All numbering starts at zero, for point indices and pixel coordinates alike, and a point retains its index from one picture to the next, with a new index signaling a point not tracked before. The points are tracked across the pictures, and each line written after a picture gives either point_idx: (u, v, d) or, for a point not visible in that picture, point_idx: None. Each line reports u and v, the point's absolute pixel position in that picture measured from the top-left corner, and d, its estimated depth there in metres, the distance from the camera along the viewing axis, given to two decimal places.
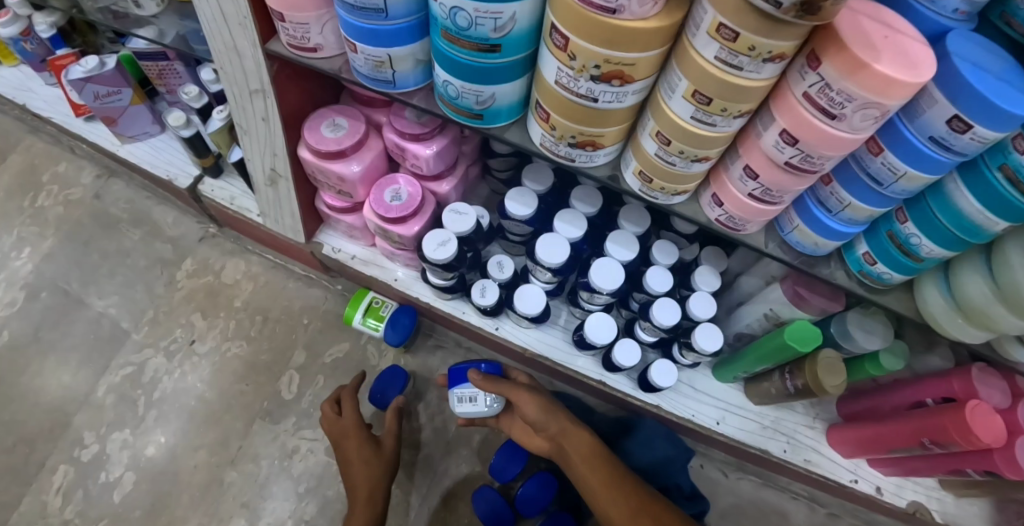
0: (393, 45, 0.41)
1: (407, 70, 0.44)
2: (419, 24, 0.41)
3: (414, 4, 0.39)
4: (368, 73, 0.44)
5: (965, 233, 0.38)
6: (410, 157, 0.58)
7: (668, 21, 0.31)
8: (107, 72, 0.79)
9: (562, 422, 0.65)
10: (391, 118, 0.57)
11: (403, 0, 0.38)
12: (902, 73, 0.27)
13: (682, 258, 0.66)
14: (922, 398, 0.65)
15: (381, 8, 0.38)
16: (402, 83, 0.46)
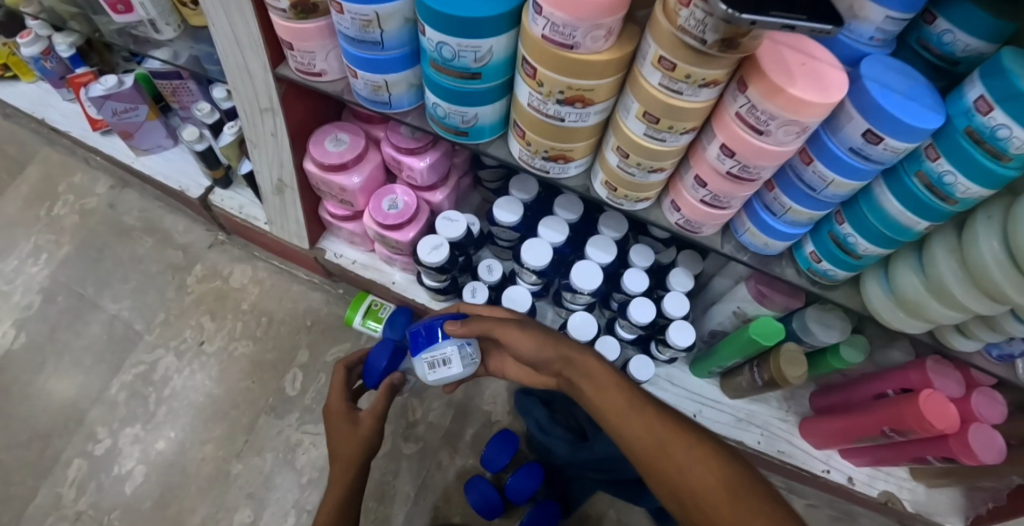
0: (389, 72, 0.47)
1: (402, 92, 0.50)
2: (411, 53, 0.46)
3: (407, 36, 0.44)
4: (367, 95, 0.50)
5: (893, 232, 0.44)
6: (406, 169, 0.64)
7: (618, 54, 0.36)
8: (125, 90, 0.85)
9: (566, 353, 0.61)
10: (388, 134, 0.63)
11: (397, 33, 0.44)
12: (812, 95, 0.33)
13: (660, 261, 0.71)
14: (884, 389, 0.69)
15: (378, 41, 0.44)
16: (397, 104, 0.51)
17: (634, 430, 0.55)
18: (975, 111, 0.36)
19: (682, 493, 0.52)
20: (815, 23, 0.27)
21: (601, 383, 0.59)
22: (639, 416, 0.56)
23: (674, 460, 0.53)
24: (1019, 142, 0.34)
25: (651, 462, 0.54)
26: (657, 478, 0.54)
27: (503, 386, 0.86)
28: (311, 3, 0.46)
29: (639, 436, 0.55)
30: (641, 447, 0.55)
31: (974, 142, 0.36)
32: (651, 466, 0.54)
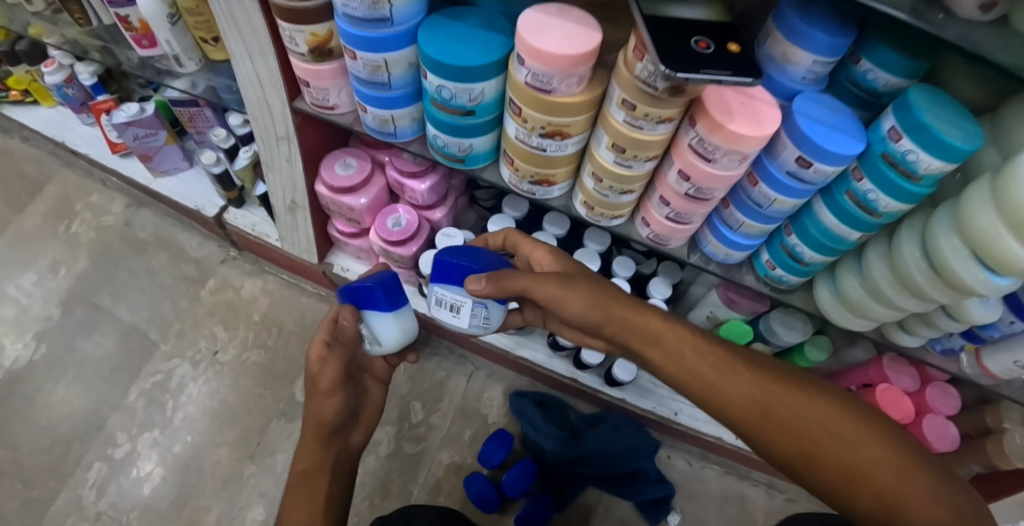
0: (395, 108, 0.54)
1: (406, 125, 0.57)
2: (414, 92, 0.54)
3: (410, 78, 0.52)
4: (375, 127, 0.58)
5: (832, 242, 0.50)
6: (409, 191, 0.71)
7: (589, 96, 0.44)
8: (146, 117, 0.92)
9: (628, 316, 0.53)
10: (392, 159, 0.70)
11: (402, 76, 0.51)
12: (748, 130, 0.40)
13: (641, 272, 0.77)
14: (848, 385, 0.76)
15: (386, 83, 0.51)
16: (401, 134, 0.58)
17: (722, 391, 0.48)
18: (889, 138, 0.42)
19: (798, 457, 0.45)
20: (739, 76, 0.34)
21: (674, 348, 0.51)
22: (725, 375, 0.49)
23: (781, 421, 0.46)
24: (925, 164, 0.41)
25: (750, 426, 0.47)
26: (761, 443, 0.47)
27: (500, 389, 0.92)
28: (328, 48, 0.54)
29: (729, 398, 0.48)
30: (735, 412, 0.48)
31: (890, 164, 0.43)
32: (754, 430, 0.47)
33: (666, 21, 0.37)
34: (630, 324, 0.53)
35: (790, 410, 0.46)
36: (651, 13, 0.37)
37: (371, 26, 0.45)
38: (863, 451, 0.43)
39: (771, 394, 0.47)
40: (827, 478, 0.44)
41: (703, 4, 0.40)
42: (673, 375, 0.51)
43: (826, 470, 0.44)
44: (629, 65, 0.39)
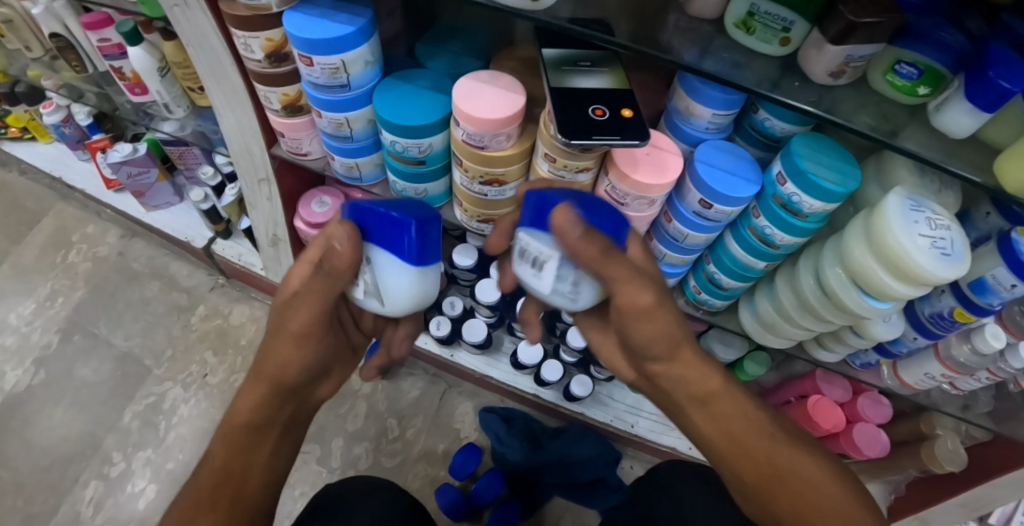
0: (358, 156, 0.62)
1: (370, 170, 0.65)
2: (375, 143, 0.61)
3: (370, 132, 0.59)
4: (343, 172, 0.65)
5: (743, 271, 0.57)
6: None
7: (519, 149, 0.51)
8: (139, 157, 0.99)
9: (690, 369, 0.53)
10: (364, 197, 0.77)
11: (363, 130, 0.58)
12: (650, 180, 0.47)
13: None
14: (788, 396, 0.83)
15: (348, 136, 0.58)
16: (367, 178, 0.66)
17: (751, 460, 0.53)
18: (777, 182, 0.49)
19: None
20: (627, 140, 0.42)
21: (721, 410, 0.53)
22: (762, 447, 0.52)
23: (796, 501, 0.51)
24: (807, 204, 0.47)
25: (766, 498, 0.52)
26: (768, 512, 0.53)
27: (470, 405, 0.99)
28: (298, 105, 0.62)
29: (757, 470, 0.52)
30: (758, 484, 0.53)
31: (780, 205, 0.49)
32: (766, 500, 0.53)
33: (571, 92, 0.45)
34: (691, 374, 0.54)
35: (808, 492, 0.51)
36: (559, 86, 0.45)
37: (334, 92, 0.52)
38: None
39: (798, 475, 0.51)
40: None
41: (606, 70, 0.47)
42: (711, 434, 0.54)
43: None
44: (544, 126, 0.47)
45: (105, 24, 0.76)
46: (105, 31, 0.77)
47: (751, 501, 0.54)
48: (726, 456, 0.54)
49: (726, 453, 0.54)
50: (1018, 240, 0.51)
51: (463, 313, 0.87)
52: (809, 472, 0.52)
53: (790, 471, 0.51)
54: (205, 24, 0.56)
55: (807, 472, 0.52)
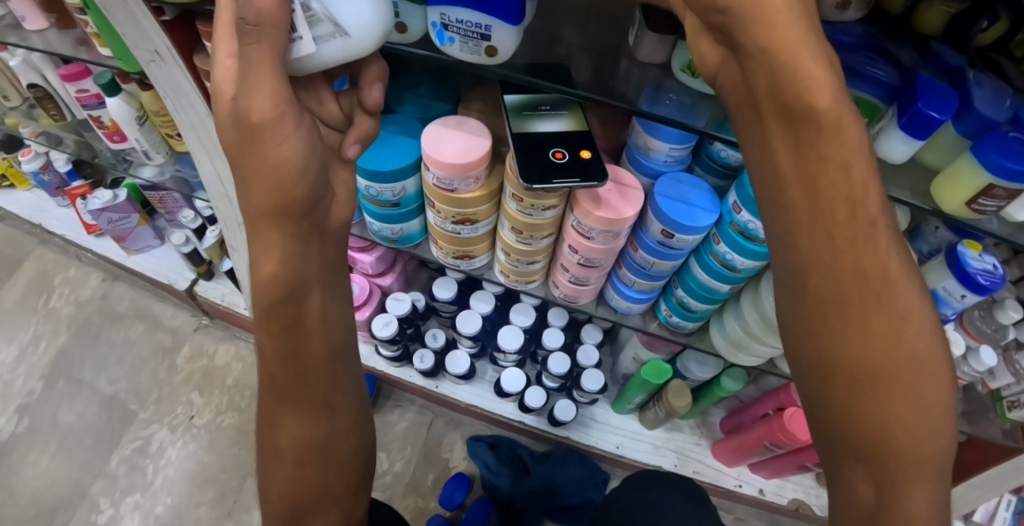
0: None
1: None
2: None
3: None
4: None
5: (711, 294, 0.59)
6: (359, 262, 0.79)
7: (487, 190, 0.54)
8: (119, 202, 1.00)
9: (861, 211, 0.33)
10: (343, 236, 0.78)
11: None
12: (612, 214, 0.49)
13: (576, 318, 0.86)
14: (766, 410, 0.83)
15: None
16: None
17: (890, 406, 0.33)
18: (733, 211, 0.49)
19: (878, 506, 0.35)
20: (587, 182, 0.46)
21: (870, 306, 0.33)
22: (914, 384, 0.33)
23: (913, 463, 0.33)
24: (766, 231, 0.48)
25: (870, 452, 0.34)
26: (852, 464, 0.35)
27: (457, 435, 1.01)
28: None
29: (889, 419, 0.33)
30: (879, 430, 0.33)
31: (738, 232, 0.50)
32: (865, 449, 0.34)
33: (532, 137, 0.48)
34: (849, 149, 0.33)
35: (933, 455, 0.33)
36: (520, 131, 0.48)
37: None
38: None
39: (941, 431, 0.33)
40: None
41: (565, 113, 0.50)
42: (843, 348, 0.34)
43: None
44: (509, 169, 0.50)
45: (82, 76, 0.78)
46: (83, 82, 0.79)
47: (835, 445, 0.36)
48: (851, 383, 0.34)
49: (855, 373, 0.33)
50: (964, 253, 0.55)
51: (446, 345, 0.90)
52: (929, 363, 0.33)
53: (932, 426, 0.33)
54: (183, 80, 0.59)
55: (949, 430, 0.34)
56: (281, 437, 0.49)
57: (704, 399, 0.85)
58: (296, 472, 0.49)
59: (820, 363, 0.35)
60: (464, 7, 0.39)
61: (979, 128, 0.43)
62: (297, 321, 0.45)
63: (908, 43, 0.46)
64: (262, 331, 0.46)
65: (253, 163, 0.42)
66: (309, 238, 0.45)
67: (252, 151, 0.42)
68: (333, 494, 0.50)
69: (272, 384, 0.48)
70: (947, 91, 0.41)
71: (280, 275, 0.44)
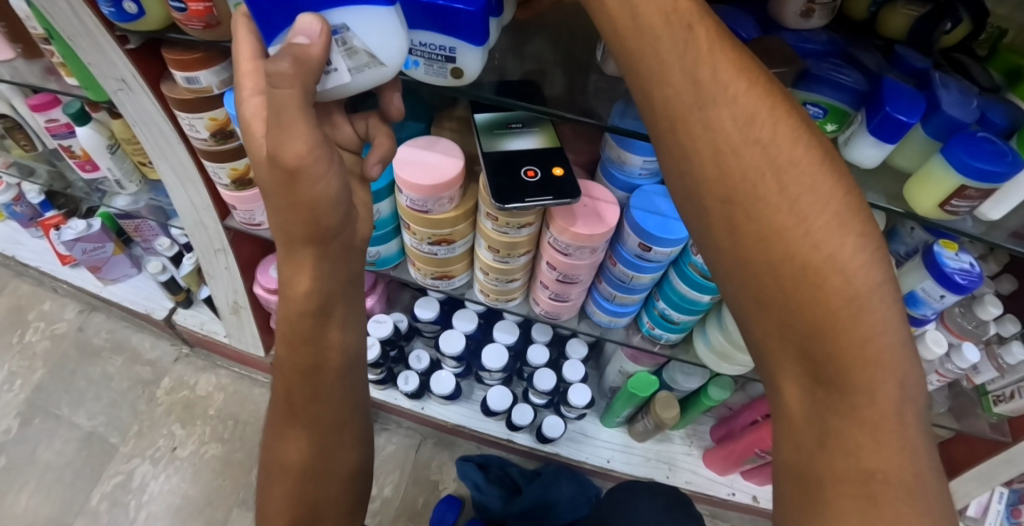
0: None
1: None
2: None
3: None
4: None
5: (690, 305, 0.59)
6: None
7: (462, 210, 0.53)
8: (93, 232, 0.98)
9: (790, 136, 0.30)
10: None
11: None
12: (587, 229, 0.49)
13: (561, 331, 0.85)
14: (755, 416, 0.83)
15: None
16: None
17: (800, 274, 0.28)
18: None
19: (815, 405, 0.29)
20: (560, 200, 0.45)
21: (762, 172, 0.29)
22: (821, 244, 0.28)
23: (845, 338, 0.27)
24: None
25: (796, 333, 0.29)
26: (781, 355, 0.30)
27: (447, 456, 1.00)
28: (247, 178, 0.65)
29: (801, 288, 0.28)
30: (791, 305, 0.28)
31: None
32: (786, 331, 0.29)
33: (503, 156, 0.47)
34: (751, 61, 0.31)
35: (870, 326, 0.28)
36: (491, 150, 0.48)
37: None
38: (896, 451, 0.27)
39: (872, 299, 0.28)
40: (809, 449, 0.29)
41: (536, 130, 0.50)
42: (735, 215, 0.29)
43: (834, 437, 0.28)
44: (482, 188, 0.50)
45: (51, 105, 0.76)
46: (51, 111, 0.77)
47: (758, 335, 0.30)
48: (751, 252, 0.29)
49: (757, 236, 0.29)
50: (940, 253, 0.55)
51: (430, 365, 0.89)
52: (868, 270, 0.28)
53: (857, 292, 0.28)
54: (151, 108, 0.58)
55: (885, 300, 0.28)
56: (288, 448, 0.48)
57: (692, 409, 0.84)
58: (300, 486, 0.48)
59: (724, 244, 0.30)
60: (430, 31, 0.38)
61: (947, 129, 0.42)
62: (320, 332, 0.44)
63: (873, 47, 0.47)
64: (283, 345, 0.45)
65: (279, 202, 0.39)
66: (339, 259, 0.42)
67: (278, 197, 0.39)
68: (331, 505, 0.49)
69: (286, 399, 0.47)
70: (913, 94, 0.41)
71: (314, 292, 0.42)
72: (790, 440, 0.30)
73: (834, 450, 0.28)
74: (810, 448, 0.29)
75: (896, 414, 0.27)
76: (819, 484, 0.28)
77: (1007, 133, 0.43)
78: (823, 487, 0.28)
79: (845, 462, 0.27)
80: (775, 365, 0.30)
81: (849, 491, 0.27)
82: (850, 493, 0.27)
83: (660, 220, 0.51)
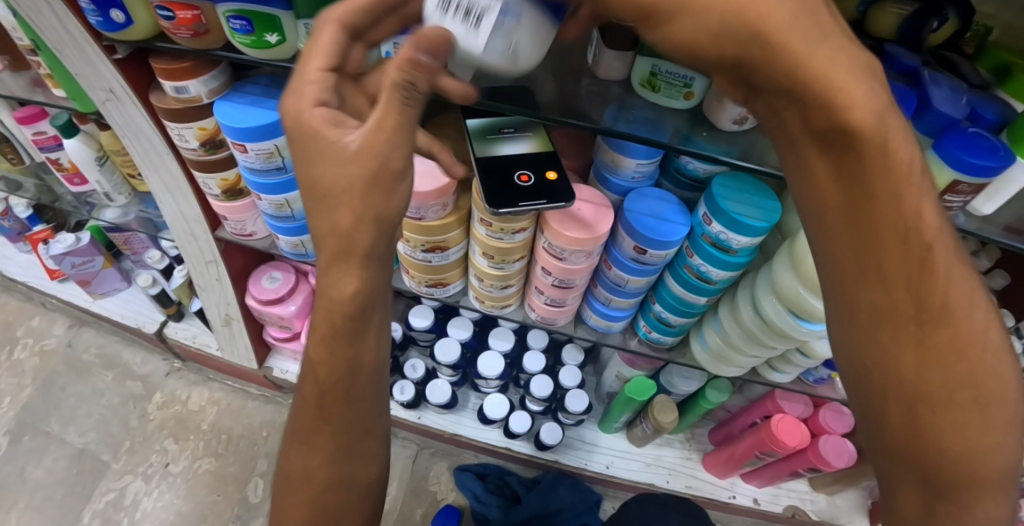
0: (286, 193, 0.60)
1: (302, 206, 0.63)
2: None
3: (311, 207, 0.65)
4: (272, 213, 0.63)
5: (687, 308, 0.59)
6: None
7: (455, 216, 0.53)
8: (83, 245, 0.96)
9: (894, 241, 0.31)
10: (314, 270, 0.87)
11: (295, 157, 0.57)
12: (582, 233, 0.49)
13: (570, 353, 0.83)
14: (754, 418, 0.83)
15: (281, 167, 0.57)
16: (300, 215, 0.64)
17: (957, 444, 0.32)
18: (705, 222, 0.49)
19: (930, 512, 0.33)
20: (554, 203, 0.45)
21: (937, 338, 0.32)
22: (976, 396, 0.32)
23: (974, 484, 0.32)
24: (735, 240, 0.48)
25: (933, 480, 0.33)
26: (906, 484, 0.34)
27: (445, 466, 0.99)
28: (237, 188, 0.65)
29: (945, 436, 0.32)
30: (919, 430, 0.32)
31: (710, 243, 0.50)
32: (919, 468, 0.33)
33: (497, 161, 0.47)
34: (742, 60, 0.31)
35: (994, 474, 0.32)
36: (484, 156, 0.47)
37: (270, 175, 0.57)
38: None
39: (1003, 447, 0.32)
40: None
41: (529, 134, 0.49)
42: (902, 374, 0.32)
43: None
44: (476, 194, 0.49)
45: (38, 117, 0.75)
46: (39, 124, 0.76)
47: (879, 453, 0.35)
48: (912, 408, 0.32)
49: (916, 397, 0.32)
50: None
51: (426, 375, 0.89)
52: (982, 397, 0.32)
53: (992, 442, 0.32)
54: (139, 118, 0.57)
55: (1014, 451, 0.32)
56: (309, 461, 0.47)
57: (690, 413, 0.84)
58: (321, 496, 0.47)
59: (885, 389, 0.33)
60: None
61: (939, 127, 0.43)
62: (357, 336, 0.42)
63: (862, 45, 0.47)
64: (317, 352, 0.44)
65: (357, 204, 0.36)
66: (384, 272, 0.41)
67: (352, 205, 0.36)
68: (353, 512, 0.49)
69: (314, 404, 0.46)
70: (905, 93, 0.42)
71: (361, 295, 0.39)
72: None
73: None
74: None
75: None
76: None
77: (997, 129, 0.44)
78: None
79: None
80: (898, 494, 0.35)
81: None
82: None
83: (656, 224, 0.50)
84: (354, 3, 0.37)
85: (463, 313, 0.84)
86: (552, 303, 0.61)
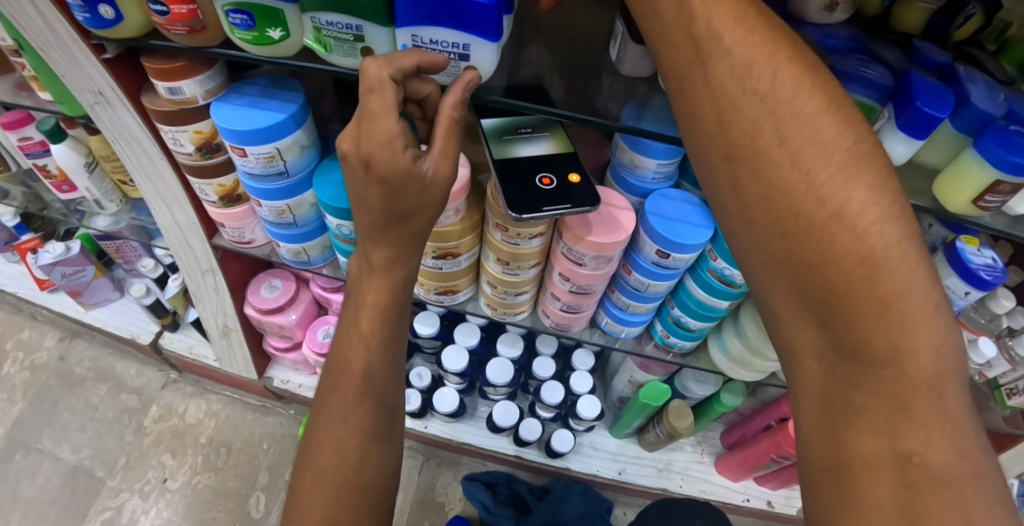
0: (288, 200, 0.57)
1: (304, 212, 0.60)
2: (308, 177, 0.57)
3: (313, 216, 0.62)
4: (273, 220, 0.60)
5: (709, 311, 0.56)
6: (332, 303, 0.85)
7: (468, 220, 0.50)
8: (72, 255, 0.93)
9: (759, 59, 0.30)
10: (316, 278, 0.84)
11: (297, 162, 0.54)
12: (604, 238, 0.47)
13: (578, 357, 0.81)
14: (770, 421, 0.80)
15: (283, 171, 0.54)
16: (302, 221, 0.62)
17: (839, 270, 0.28)
18: None
19: (835, 370, 0.28)
20: (577, 207, 0.43)
21: None
22: (830, 197, 0.28)
23: (863, 298, 0.27)
24: None
25: (818, 300, 0.29)
26: (803, 324, 0.30)
27: (451, 476, 0.97)
28: (235, 194, 0.62)
29: (811, 244, 0.29)
30: (804, 263, 0.29)
31: None
32: (800, 290, 0.29)
33: (515, 164, 0.45)
34: (777, 70, 0.30)
35: (892, 291, 0.27)
36: (501, 157, 0.45)
37: (271, 180, 0.54)
38: (936, 426, 0.26)
39: (892, 256, 0.27)
40: (833, 420, 0.28)
41: (548, 135, 0.47)
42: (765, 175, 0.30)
43: (858, 415, 0.27)
44: (492, 198, 0.47)
45: (24, 123, 0.72)
46: (25, 130, 0.73)
47: (776, 306, 0.31)
48: (787, 229, 0.30)
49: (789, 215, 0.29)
50: (963, 249, 0.53)
51: (432, 382, 0.87)
52: (868, 216, 0.28)
53: (871, 249, 0.27)
54: (131, 122, 0.54)
55: (908, 258, 0.27)
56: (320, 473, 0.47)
57: (704, 417, 0.82)
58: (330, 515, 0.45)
59: (738, 216, 0.32)
60: (431, 26, 0.36)
61: (976, 125, 0.40)
62: None
63: (890, 41, 0.45)
64: (357, 348, 0.48)
65: (430, 190, 0.40)
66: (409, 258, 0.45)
67: (409, 223, 0.42)
68: None
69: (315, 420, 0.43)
70: (942, 90, 0.39)
71: (382, 298, 0.47)
72: (809, 408, 0.30)
73: (862, 428, 0.27)
74: (826, 433, 0.28)
75: (933, 389, 0.26)
76: (849, 470, 0.27)
77: None
78: (855, 462, 0.27)
79: (877, 443, 0.26)
80: (794, 336, 0.30)
81: (884, 468, 0.26)
82: (883, 451, 0.26)
83: (681, 225, 0.47)
84: (404, 65, 0.36)
85: (468, 318, 0.82)
86: (570, 309, 0.59)
